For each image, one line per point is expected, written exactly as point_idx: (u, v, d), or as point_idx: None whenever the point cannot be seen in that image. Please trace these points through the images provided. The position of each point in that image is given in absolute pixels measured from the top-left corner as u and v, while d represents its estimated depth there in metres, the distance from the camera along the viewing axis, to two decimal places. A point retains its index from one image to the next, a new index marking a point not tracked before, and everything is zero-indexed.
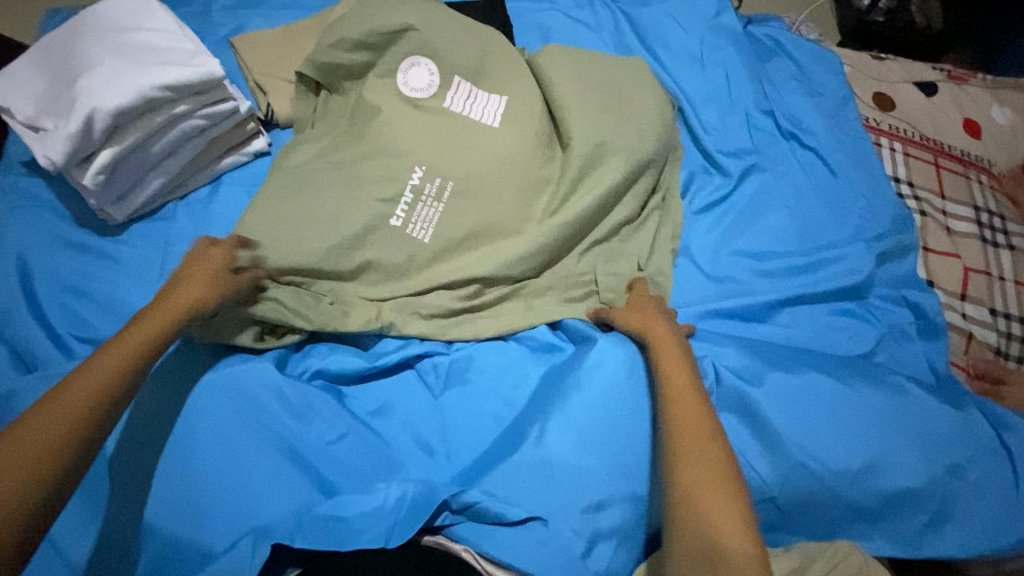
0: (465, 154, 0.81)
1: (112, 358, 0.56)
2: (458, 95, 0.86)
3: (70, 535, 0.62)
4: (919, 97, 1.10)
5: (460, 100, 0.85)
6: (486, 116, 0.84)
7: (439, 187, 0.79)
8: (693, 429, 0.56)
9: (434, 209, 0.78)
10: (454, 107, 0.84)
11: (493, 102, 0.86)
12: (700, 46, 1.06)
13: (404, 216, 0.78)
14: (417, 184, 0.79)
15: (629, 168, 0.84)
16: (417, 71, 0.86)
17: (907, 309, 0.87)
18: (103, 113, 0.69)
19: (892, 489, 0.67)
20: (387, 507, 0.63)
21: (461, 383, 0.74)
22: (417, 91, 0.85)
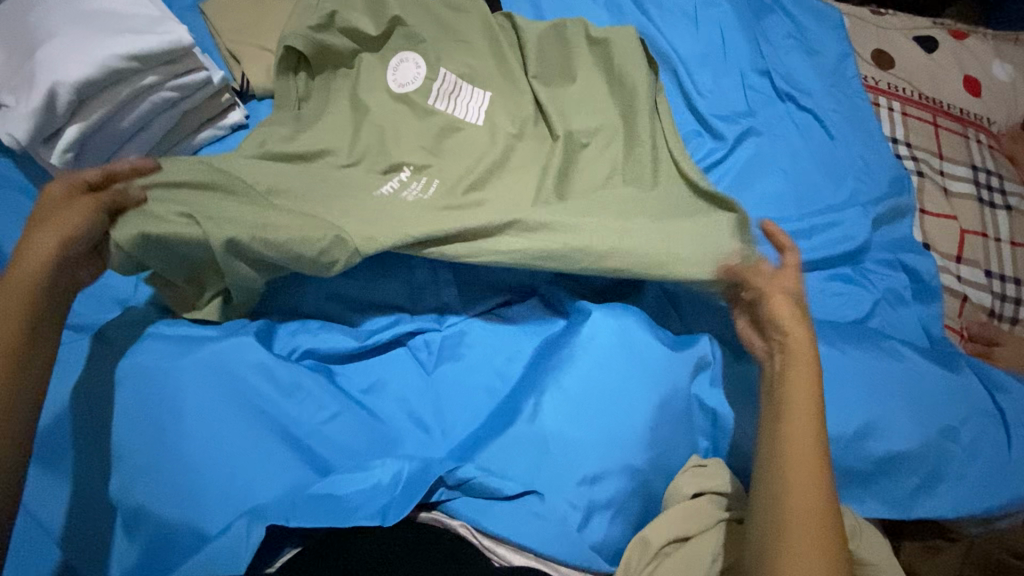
0: (458, 149, 0.81)
1: (7, 310, 0.55)
2: (446, 88, 0.86)
3: (57, 515, 0.62)
4: (919, 53, 1.07)
5: (445, 95, 0.85)
6: (471, 113, 0.85)
7: (427, 182, 0.78)
8: (806, 506, 0.54)
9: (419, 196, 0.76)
10: (440, 102, 0.85)
11: (477, 99, 0.86)
12: (693, 4, 1.02)
13: (393, 190, 0.76)
14: (405, 179, 0.78)
15: (616, 146, 0.84)
16: (404, 66, 0.87)
17: (903, 273, 0.86)
18: (66, 87, 0.65)
19: (886, 453, 0.67)
20: (383, 485, 0.63)
21: (454, 358, 0.73)
22: (405, 85, 0.86)
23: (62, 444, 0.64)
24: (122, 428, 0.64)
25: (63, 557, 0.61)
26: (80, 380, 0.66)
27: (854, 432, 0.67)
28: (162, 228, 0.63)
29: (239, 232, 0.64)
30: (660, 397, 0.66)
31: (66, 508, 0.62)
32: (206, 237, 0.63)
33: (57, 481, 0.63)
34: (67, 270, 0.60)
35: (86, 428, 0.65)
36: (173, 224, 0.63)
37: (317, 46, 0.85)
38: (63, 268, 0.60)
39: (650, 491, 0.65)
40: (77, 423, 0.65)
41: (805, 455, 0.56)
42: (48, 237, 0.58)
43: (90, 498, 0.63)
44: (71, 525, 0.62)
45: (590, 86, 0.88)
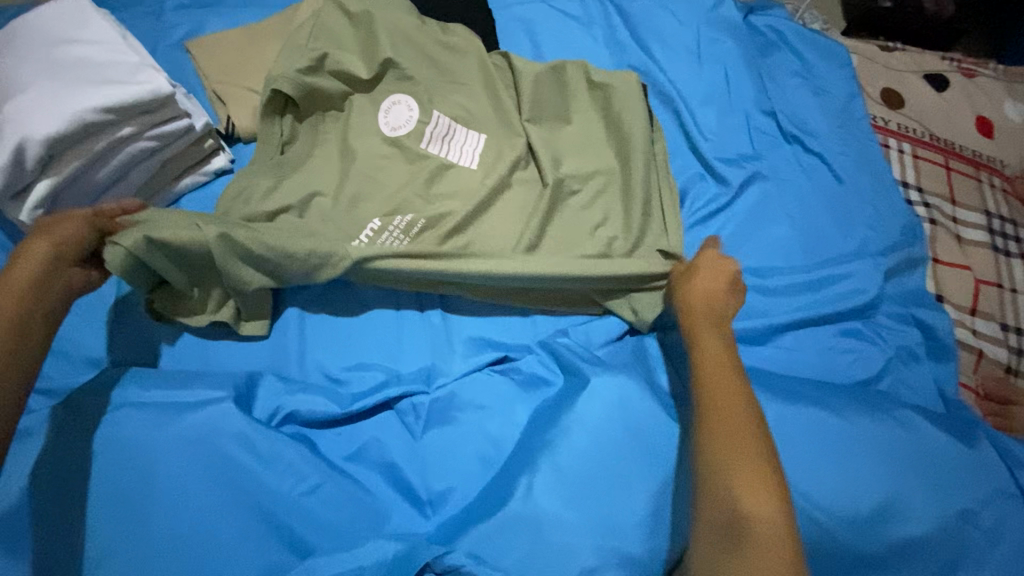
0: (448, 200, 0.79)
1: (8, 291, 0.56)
2: (438, 133, 0.82)
3: None
4: (930, 92, 1.03)
5: (439, 138, 0.82)
6: (465, 156, 0.82)
7: (410, 221, 0.76)
8: (733, 418, 0.53)
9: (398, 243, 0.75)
10: (434, 142, 0.82)
11: (472, 142, 0.83)
12: (696, 40, 0.98)
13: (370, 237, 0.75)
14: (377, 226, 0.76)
15: (610, 193, 0.83)
16: (397, 110, 0.83)
17: (916, 328, 0.83)
18: (34, 142, 0.62)
19: (903, 536, 0.62)
20: (365, 569, 0.59)
21: (444, 424, 0.69)
22: (397, 127, 0.83)
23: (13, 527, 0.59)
24: (91, 508, 0.60)
25: None
26: (42, 454, 0.62)
27: (867, 511, 0.63)
28: (167, 230, 0.63)
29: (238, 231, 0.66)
30: (660, 476, 0.62)
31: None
32: (209, 241, 0.65)
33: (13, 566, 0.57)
34: (59, 273, 0.60)
35: (50, 499, 0.60)
36: (177, 227, 0.64)
37: (306, 90, 0.82)
38: (54, 272, 0.59)
39: None
40: (44, 496, 0.60)
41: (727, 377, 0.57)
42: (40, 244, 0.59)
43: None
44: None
45: (586, 131, 0.86)
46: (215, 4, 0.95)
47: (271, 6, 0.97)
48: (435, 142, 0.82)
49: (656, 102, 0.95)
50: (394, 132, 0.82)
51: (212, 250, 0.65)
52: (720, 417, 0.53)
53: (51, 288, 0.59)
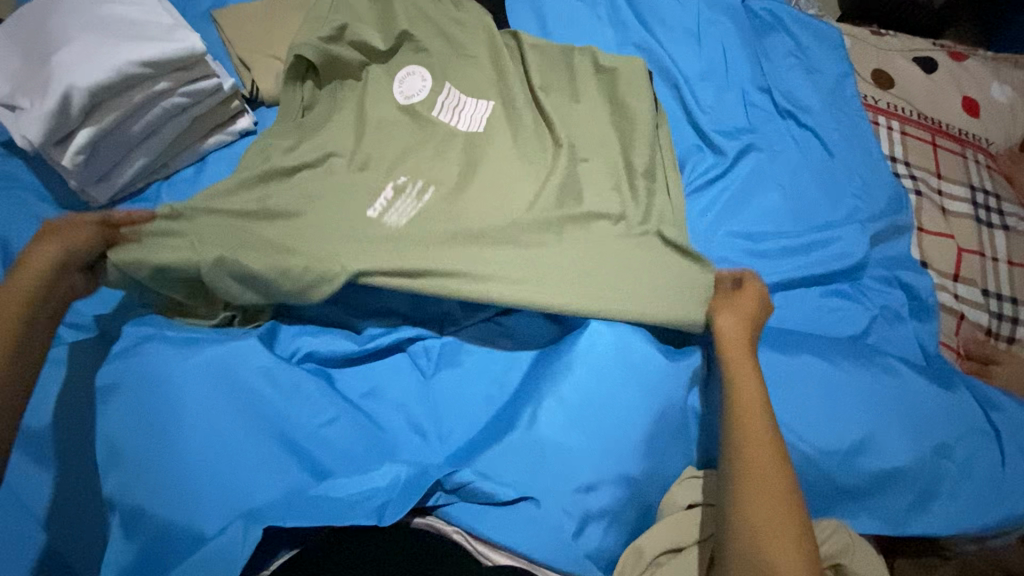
0: (459, 159, 0.82)
1: (11, 297, 0.59)
2: (448, 105, 0.87)
3: (43, 501, 0.65)
4: (919, 74, 1.08)
5: (447, 108, 0.87)
6: (471, 124, 0.86)
7: (422, 187, 0.80)
8: (760, 452, 0.55)
9: (413, 205, 0.78)
10: (444, 112, 0.86)
11: (480, 110, 0.87)
12: (696, 21, 1.03)
13: (382, 207, 0.78)
14: (400, 183, 0.79)
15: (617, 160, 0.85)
16: (410, 82, 0.88)
17: (900, 290, 0.87)
18: (80, 90, 0.67)
19: (879, 468, 0.67)
20: (380, 488, 0.64)
21: (453, 365, 0.74)
22: (410, 96, 0.87)
23: (49, 442, 0.67)
24: (104, 424, 0.65)
25: (47, 539, 0.63)
26: (68, 380, 0.69)
27: (847, 444, 0.68)
28: (163, 256, 0.68)
29: (226, 252, 0.69)
30: (656, 407, 0.67)
31: (62, 501, 0.65)
32: (197, 261, 0.68)
33: (44, 472, 0.66)
34: (64, 278, 0.64)
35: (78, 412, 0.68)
36: (171, 249, 0.68)
37: (327, 56, 0.87)
38: (60, 276, 0.64)
39: (646, 501, 0.65)
40: (66, 411, 0.68)
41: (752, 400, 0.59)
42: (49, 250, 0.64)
43: (83, 489, 0.66)
44: (55, 513, 0.64)
45: (591, 99, 0.90)
46: None
47: None
48: (446, 108, 0.86)
49: (657, 77, 1.00)
50: (407, 99, 0.87)
51: (202, 271, 0.68)
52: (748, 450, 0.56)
53: (53, 291, 0.63)
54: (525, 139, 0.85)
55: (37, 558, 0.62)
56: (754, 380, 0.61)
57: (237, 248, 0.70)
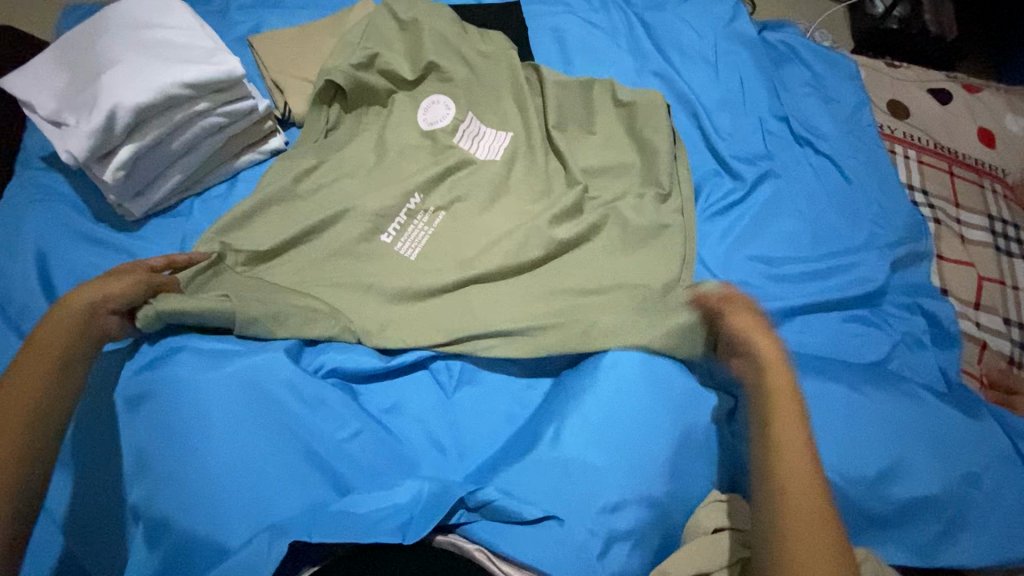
0: (480, 188, 0.84)
1: (48, 346, 0.59)
2: (466, 133, 0.90)
3: (63, 505, 0.65)
4: (934, 106, 1.10)
5: (468, 134, 0.90)
6: (489, 151, 0.88)
7: (434, 215, 0.83)
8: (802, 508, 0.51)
9: (424, 231, 0.81)
10: (465, 136, 0.89)
11: (496, 138, 0.90)
12: (714, 51, 1.06)
13: (395, 234, 0.81)
14: (413, 208, 0.82)
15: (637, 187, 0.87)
16: (435, 109, 0.91)
17: (922, 317, 0.87)
18: (125, 110, 0.69)
19: (907, 497, 0.66)
20: (402, 505, 0.63)
21: (475, 382, 0.75)
22: (430, 121, 0.90)
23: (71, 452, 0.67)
24: (131, 432, 0.66)
25: (65, 546, 0.64)
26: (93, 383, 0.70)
27: (872, 472, 0.67)
28: (198, 305, 0.69)
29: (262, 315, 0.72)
30: (680, 429, 0.67)
31: (85, 516, 0.64)
32: (234, 315, 0.71)
33: (64, 479, 0.66)
34: (97, 323, 0.64)
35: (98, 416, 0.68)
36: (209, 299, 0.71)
37: (356, 82, 0.90)
38: (92, 320, 0.64)
39: (670, 524, 0.64)
40: (85, 420, 0.68)
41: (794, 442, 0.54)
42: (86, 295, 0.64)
43: (95, 498, 0.65)
44: (72, 522, 0.65)
45: (610, 125, 0.93)
46: (277, 5, 1.05)
47: (325, 8, 1.06)
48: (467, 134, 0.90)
49: (675, 104, 1.02)
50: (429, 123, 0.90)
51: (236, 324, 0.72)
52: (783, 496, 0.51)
53: (86, 339, 0.62)
54: (542, 167, 0.88)
55: (57, 564, 0.63)
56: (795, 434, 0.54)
57: (255, 292, 0.74)
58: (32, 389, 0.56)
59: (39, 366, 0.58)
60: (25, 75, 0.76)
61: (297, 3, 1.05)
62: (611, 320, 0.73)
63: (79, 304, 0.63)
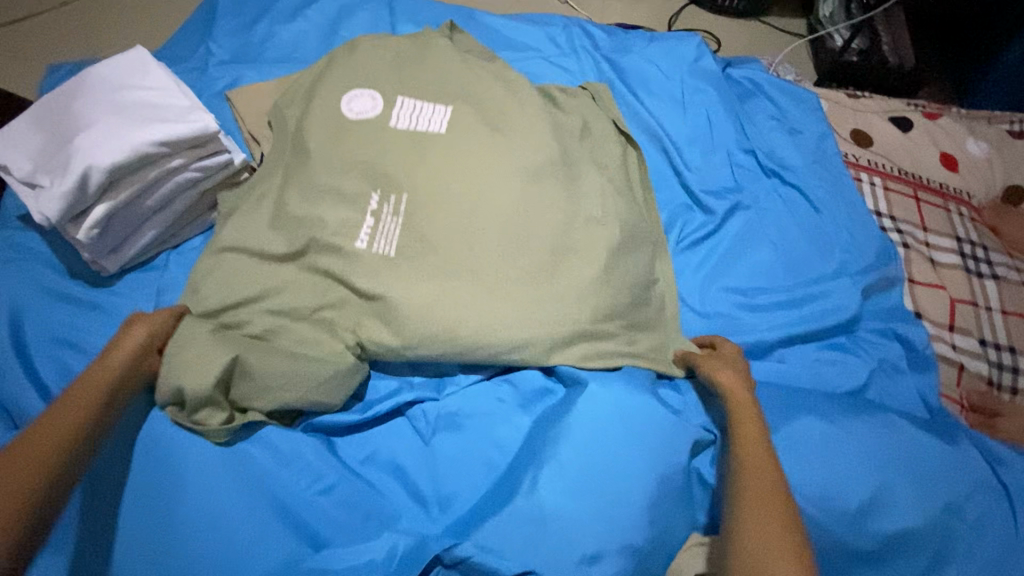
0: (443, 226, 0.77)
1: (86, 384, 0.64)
2: (388, 207, 0.78)
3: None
4: (896, 133, 1.13)
5: (405, 116, 0.84)
6: (433, 123, 0.84)
7: (397, 201, 0.78)
8: (763, 482, 0.62)
9: (395, 223, 0.77)
10: (401, 125, 0.83)
11: (438, 114, 0.85)
12: (680, 89, 1.09)
13: (369, 236, 0.77)
14: (376, 207, 0.78)
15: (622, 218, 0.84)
16: (361, 107, 0.84)
17: (897, 343, 0.88)
18: (98, 170, 0.70)
19: (891, 530, 0.68)
20: (378, 562, 0.63)
21: (453, 428, 0.73)
22: (362, 229, 0.77)
23: None
24: (101, 491, 0.65)
25: None
26: None
27: (843, 504, 0.69)
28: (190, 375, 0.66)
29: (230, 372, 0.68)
30: (659, 473, 0.66)
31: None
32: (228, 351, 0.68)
33: None
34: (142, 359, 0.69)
35: None
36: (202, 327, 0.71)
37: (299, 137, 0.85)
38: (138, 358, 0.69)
39: (651, 569, 0.63)
40: None
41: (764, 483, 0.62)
42: (136, 329, 0.70)
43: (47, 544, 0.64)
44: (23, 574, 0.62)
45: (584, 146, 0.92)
46: (255, 59, 1.07)
47: (302, 60, 1.08)
48: (380, 210, 0.78)
49: (646, 141, 1.04)
50: (357, 225, 0.77)
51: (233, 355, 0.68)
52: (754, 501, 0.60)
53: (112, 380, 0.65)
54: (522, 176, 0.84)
55: None
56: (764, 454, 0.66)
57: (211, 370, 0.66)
58: (69, 418, 0.60)
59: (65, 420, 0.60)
60: None
61: (275, 56, 1.08)
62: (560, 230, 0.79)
63: (133, 341, 0.69)
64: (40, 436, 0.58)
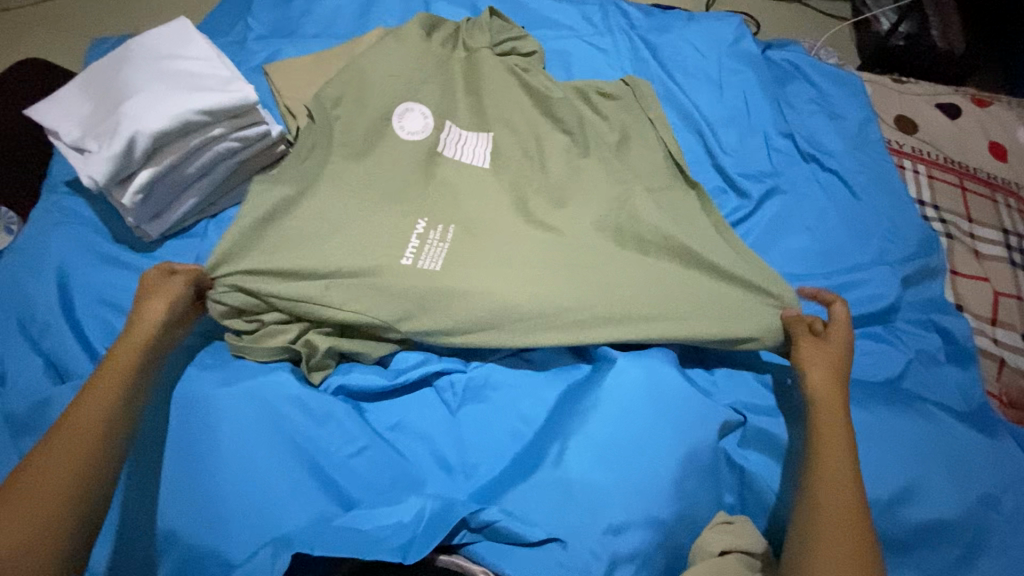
0: (473, 220, 0.78)
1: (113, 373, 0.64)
2: (435, 233, 0.76)
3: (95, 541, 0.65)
4: (943, 120, 1.09)
5: (451, 143, 0.84)
6: (476, 156, 0.84)
7: (444, 230, 0.77)
8: (834, 469, 0.61)
9: (441, 247, 0.75)
10: (447, 151, 0.83)
11: (482, 143, 0.86)
12: (718, 71, 1.06)
13: (414, 255, 0.75)
14: (422, 231, 0.76)
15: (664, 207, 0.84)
16: (410, 126, 0.84)
17: (936, 334, 0.85)
18: (144, 136, 0.72)
19: (924, 520, 0.67)
20: (406, 523, 0.64)
21: (479, 400, 0.74)
22: (408, 248, 0.75)
23: None
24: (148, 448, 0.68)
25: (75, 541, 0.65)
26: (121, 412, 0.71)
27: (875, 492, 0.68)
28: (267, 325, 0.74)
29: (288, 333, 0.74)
30: (686, 448, 0.66)
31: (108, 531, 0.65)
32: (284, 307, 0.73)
33: None
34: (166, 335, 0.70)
35: None
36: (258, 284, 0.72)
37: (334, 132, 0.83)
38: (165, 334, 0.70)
39: (676, 544, 0.63)
40: None
41: (837, 464, 0.61)
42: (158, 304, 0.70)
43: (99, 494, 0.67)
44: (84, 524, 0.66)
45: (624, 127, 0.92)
46: (291, 34, 1.08)
47: (338, 35, 1.08)
48: (427, 233, 0.76)
49: (681, 123, 1.02)
50: (403, 243, 0.75)
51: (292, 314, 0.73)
52: (825, 500, 0.59)
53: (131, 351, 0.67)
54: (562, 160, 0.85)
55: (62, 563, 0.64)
56: (838, 435, 0.64)
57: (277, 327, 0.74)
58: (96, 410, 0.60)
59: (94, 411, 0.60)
60: (51, 105, 0.80)
61: (311, 31, 1.09)
62: (605, 228, 0.80)
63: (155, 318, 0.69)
64: (66, 430, 0.58)
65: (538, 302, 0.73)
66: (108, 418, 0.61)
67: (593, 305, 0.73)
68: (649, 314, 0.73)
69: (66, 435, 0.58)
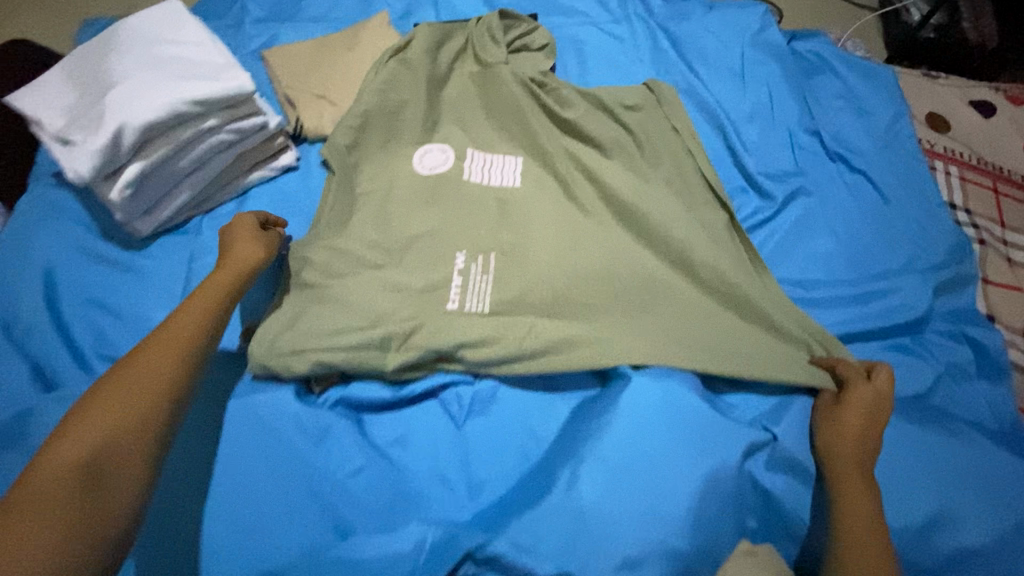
0: (485, 236, 0.77)
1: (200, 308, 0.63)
2: (477, 265, 0.75)
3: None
4: (977, 119, 1.04)
5: (477, 169, 0.82)
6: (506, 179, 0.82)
7: (484, 260, 0.75)
8: (862, 526, 0.57)
9: (485, 280, 0.74)
10: (474, 178, 0.81)
11: (509, 166, 0.83)
12: (741, 62, 1.01)
13: (460, 296, 0.73)
14: (462, 266, 0.74)
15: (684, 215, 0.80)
16: (433, 159, 0.82)
17: (968, 347, 0.81)
18: (131, 128, 0.67)
19: (955, 548, 0.64)
20: (405, 553, 0.59)
21: (485, 414, 0.70)
22: (453, 289, 0.73)
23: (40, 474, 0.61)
24: None
25: None
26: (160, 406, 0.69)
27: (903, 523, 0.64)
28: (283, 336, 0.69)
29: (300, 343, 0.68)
30: (706, 473, 0.62)
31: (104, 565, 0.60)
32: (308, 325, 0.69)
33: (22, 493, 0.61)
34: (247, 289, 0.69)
35: None
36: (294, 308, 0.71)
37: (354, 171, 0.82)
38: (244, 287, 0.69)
39: None
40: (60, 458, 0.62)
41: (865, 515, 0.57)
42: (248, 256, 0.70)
43: None
44: None
45: (642, 129, 0.88)
46: (290, 18, 1.02)
47: (340, 20, 1.03)
48: (469, 268, 0.74)
49: (702, 118, 0.97)
50: (446, 287, 0.73)
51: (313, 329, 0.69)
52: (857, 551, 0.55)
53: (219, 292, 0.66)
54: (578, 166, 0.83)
55: None
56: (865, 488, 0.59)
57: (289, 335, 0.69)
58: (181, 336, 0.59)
59: (179, 335, 0.59)
60: (33, 93, 0.75)
61: (311, 14, 1.03)
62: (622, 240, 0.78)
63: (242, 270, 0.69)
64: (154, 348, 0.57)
65: (555, 322, 0.71)
66: (193, 348, 0.59)
67: (618, 328, 0.71)
68: (670, 341, 0.70)
69: (155, 352, 0.57)
